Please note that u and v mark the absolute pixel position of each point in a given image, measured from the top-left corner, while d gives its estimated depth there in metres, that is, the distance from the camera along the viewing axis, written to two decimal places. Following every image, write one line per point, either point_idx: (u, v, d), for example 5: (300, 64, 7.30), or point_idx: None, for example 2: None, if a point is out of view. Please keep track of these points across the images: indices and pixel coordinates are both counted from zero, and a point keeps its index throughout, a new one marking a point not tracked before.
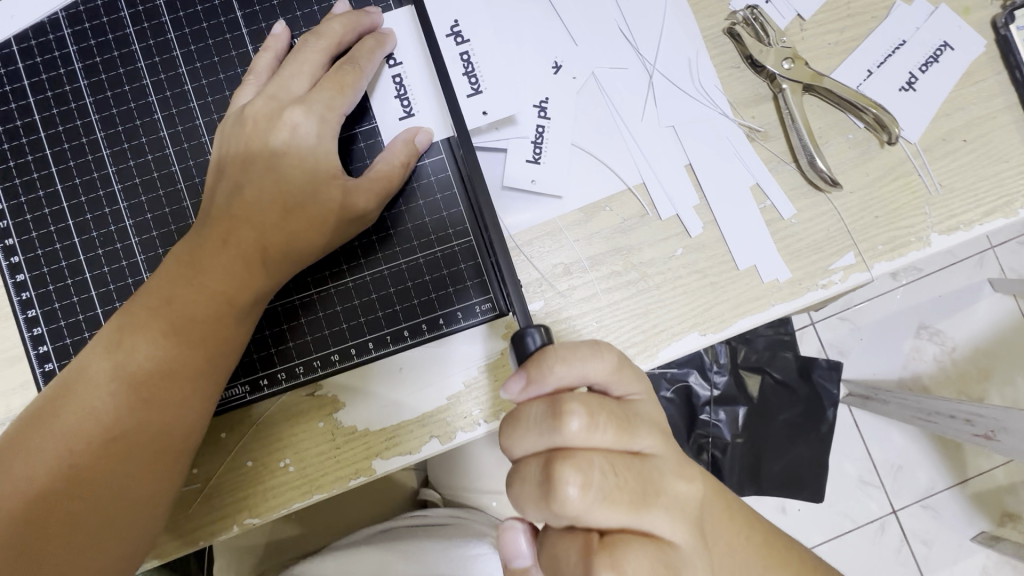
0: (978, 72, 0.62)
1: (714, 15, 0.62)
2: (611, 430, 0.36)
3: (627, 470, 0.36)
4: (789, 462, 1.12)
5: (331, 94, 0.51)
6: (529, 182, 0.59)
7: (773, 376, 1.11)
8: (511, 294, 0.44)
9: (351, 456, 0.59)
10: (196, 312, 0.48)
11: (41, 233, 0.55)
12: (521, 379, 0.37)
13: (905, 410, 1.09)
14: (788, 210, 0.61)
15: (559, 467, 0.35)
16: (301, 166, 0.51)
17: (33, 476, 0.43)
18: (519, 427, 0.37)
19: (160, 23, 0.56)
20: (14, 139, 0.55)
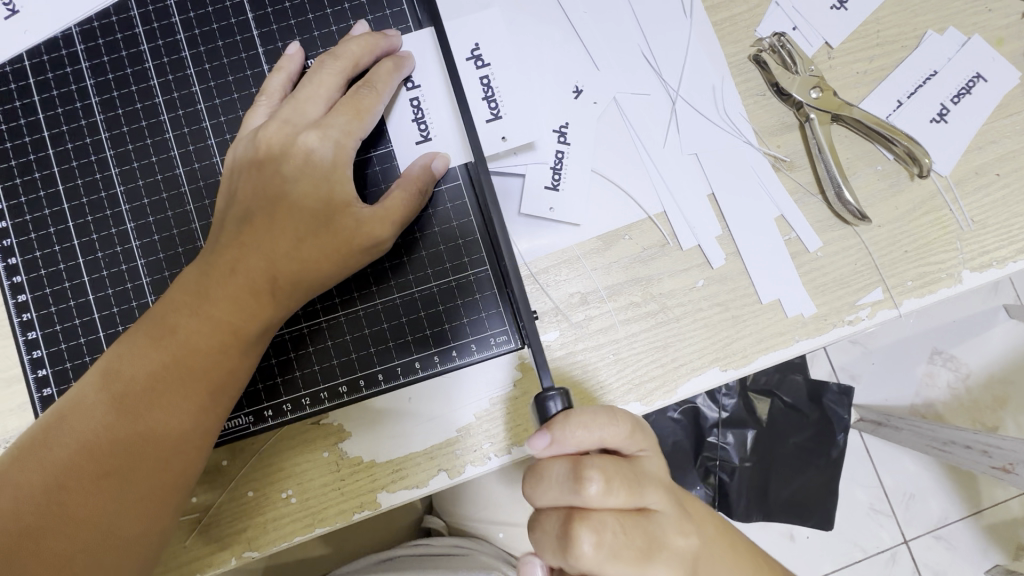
0: (1011, 105, 0.60)
1: (740, 41, 0.60)
2: (624, 492, 0.38)
3: (638, 527, 0.38)
4: (799, 487, 1.08)
5: (347, 120, 0.50)
6: (547, 209, 0.58)
7: (782, 399, 1.08)
8: (527, 326, 0.44)
9: (356, 488, 0.57)
10: (199, 344, 0.46)
11: (45, 253, 0.53)
12: (546, 438, 0.37)
13: (919, 438, 1.06)
14: (814, 242, 0.59)
15: (576, 526, 0.37)
16: (313, 193, 0.49)
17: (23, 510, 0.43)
18: (541, 483, 0.39)
19: (174, 41, 0.55)
20: (21, 155, 0.54)
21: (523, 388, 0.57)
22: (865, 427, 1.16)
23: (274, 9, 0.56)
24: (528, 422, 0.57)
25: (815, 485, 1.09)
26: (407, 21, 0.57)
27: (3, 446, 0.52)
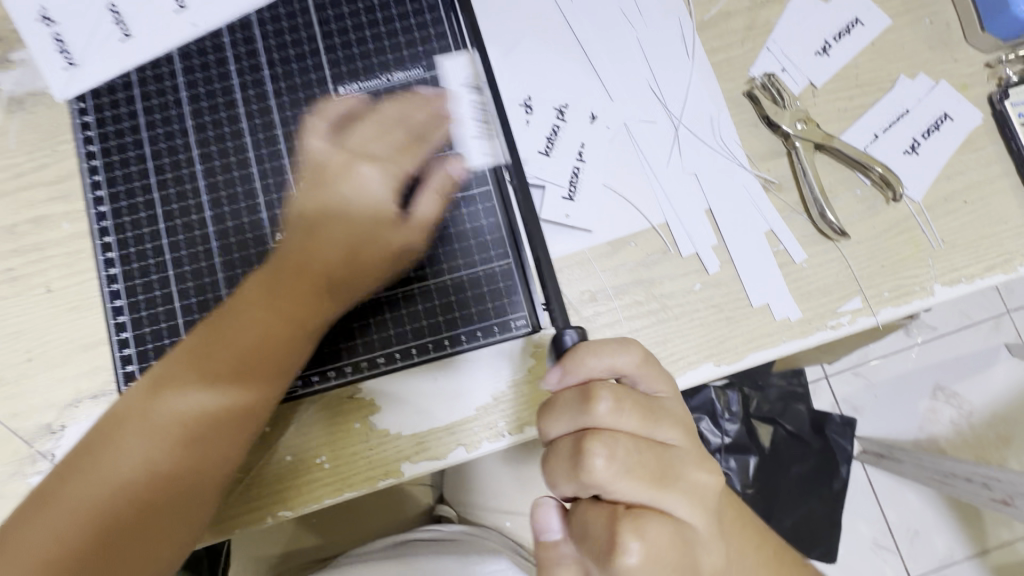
0: (977, 141, 0.68)
1: (736, 79, 0.69)
2: (635, 417, 0.43)
3: (649, 450, 0.42)
4: (799, 516, 1.34)
5: (399, 154, 0.57)
6: (564, 216, 0.66)
7: (784, 428, 1.36)
8: (551, 296, 0.49)
9: (383, 458, 0.64)
10: (264, 340, 0.55)
11: (136, 234, 0.64)
12: (558, 370, 0.44)
13: (922, 470, 1.36)
14: (800, 254, 0.66)
15: (589, 441, 0.41)
16: (366, 207, 0.56)
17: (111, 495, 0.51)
18: (555, 411, 0.44)
19: (258, 65, 0.66)
20: (122, 152, 0.65)
21: (537, 373, 0.64)
22: (868, 456, 1.49)
23: (342, 40, 0.67)
24: (540, 404, 0.64)
25: (816, 514, 1.36)
26: (450, 53, 0.67)
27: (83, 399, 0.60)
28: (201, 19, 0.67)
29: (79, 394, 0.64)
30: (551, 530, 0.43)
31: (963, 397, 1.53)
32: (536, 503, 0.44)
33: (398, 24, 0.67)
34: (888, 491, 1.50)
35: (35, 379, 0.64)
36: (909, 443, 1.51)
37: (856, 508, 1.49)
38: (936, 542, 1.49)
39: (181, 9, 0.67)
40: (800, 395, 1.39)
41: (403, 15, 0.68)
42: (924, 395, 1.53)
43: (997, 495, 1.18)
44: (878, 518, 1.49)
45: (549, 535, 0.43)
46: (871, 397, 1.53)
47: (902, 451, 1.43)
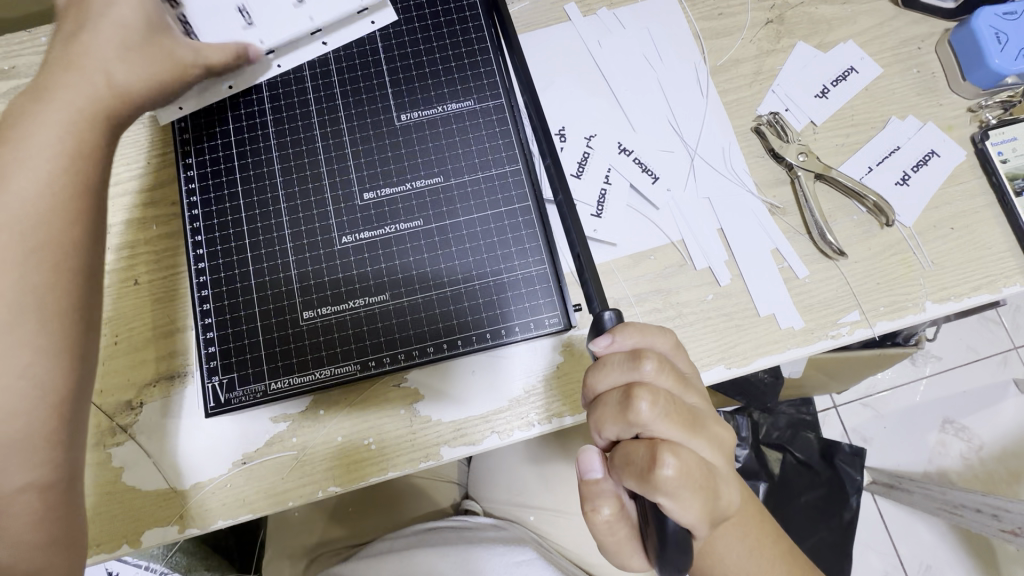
0: (961, 175, 0.77)
1: (744, 116, 0.79)
2: (670, 376, 0.50)
3: (683, 402, 0.49)
4: (812, 543, 1.35)
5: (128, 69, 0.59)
6: (592, 231, 0.74)
7: (794, 456, 1.41)
8: (591, 293, 0.56)
9: (424, 441, 0.71)
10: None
11: (220, 221, 0.70)
12: (607, 338, 0.51)
13: (930, 500, 1.37)
14: (802, 270, 0.74)
15: (638, 390, 0.48)
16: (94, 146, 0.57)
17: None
18: (605, 368, 0.51)
19: (331, 89, 0.74)
20: (212, 151, 0.72)
21: (564, 368, 0.71)
22: (877, 486, 1.52)
23: (403, 73, 0.75)
24: (566, 399, 0.71)
25: (827, 541, 1.36)
26: (498, 85, 0.75)
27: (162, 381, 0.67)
28: (285, 60, 0.74)
29: (158, 374, 0.72)
30: (594, 470, 0.51)
31: (971, 429, 1.56)
32: (582, 450, 0.53)
33: (453, 62, 0.76)
34: (896, 519, 1.53)
35: (120, 360, 0.72)
36: (918, 474, 1.53)
37: (867, 539, 1.51)
38: None
39: (248, 26, 0.70)
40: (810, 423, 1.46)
41: (457, 53, 0.76)
42: (931, 426, 1.57)
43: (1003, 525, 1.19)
44: (887, 547, 1.51)
45: (591, 474, 0.52)
46: (879, 427, 1.57)
47: (911, 480, 1.46)
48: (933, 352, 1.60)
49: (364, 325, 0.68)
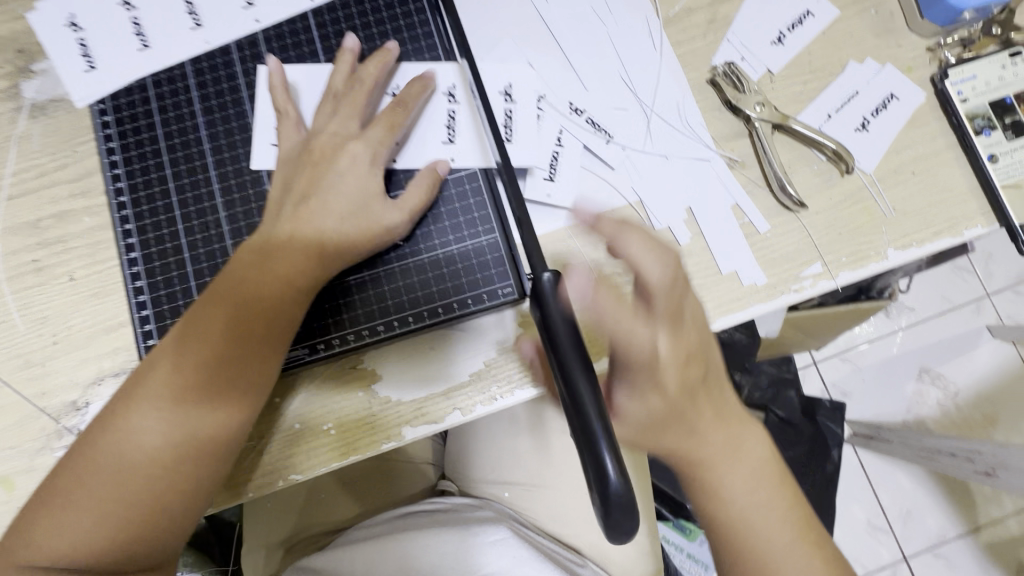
0: (921, 118, 0.75)
1: (699, 68, 0.76)
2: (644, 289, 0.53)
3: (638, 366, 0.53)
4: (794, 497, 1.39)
5: (382, 133, 0.66)
6: (545, 195, 0.72)
7: (776, 414, 1.42)
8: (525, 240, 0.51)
9: (385, 423, 0.68)
10: (262, 294, 0.60)
11: (150, 207, 0.68)
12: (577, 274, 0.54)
13: (909, 447, 1.41)
14: (763, 225, 0.72)
15: (628, 234, 0.53)
16: (357, 186, 0.64)
17: (130, 411, 0.58)
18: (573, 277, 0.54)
19: (261, 63, 0.70)
20: (137, 134, 0.69)
21: (524, 340, 0.69)
22: (858, 439, 1.53)
23: (337, 41, 0.72)
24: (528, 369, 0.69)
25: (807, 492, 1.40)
26: (438, 50, 0.73)
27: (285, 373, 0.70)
28: (214, 37, 0.70)
29: (102, 373, 0.69)
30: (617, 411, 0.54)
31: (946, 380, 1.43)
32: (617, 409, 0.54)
33: (389, 26, 0.73)
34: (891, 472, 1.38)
35: (61, 360, 0.69)
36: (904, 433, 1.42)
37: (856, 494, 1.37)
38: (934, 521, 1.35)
39: (198, 27, 0.70)
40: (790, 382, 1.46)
41: (393, 17, 0.73)
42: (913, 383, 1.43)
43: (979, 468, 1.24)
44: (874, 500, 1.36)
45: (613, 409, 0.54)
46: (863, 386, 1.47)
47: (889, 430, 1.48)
48: (908, 303, 1.61)
49: (322, 304, 0.67)
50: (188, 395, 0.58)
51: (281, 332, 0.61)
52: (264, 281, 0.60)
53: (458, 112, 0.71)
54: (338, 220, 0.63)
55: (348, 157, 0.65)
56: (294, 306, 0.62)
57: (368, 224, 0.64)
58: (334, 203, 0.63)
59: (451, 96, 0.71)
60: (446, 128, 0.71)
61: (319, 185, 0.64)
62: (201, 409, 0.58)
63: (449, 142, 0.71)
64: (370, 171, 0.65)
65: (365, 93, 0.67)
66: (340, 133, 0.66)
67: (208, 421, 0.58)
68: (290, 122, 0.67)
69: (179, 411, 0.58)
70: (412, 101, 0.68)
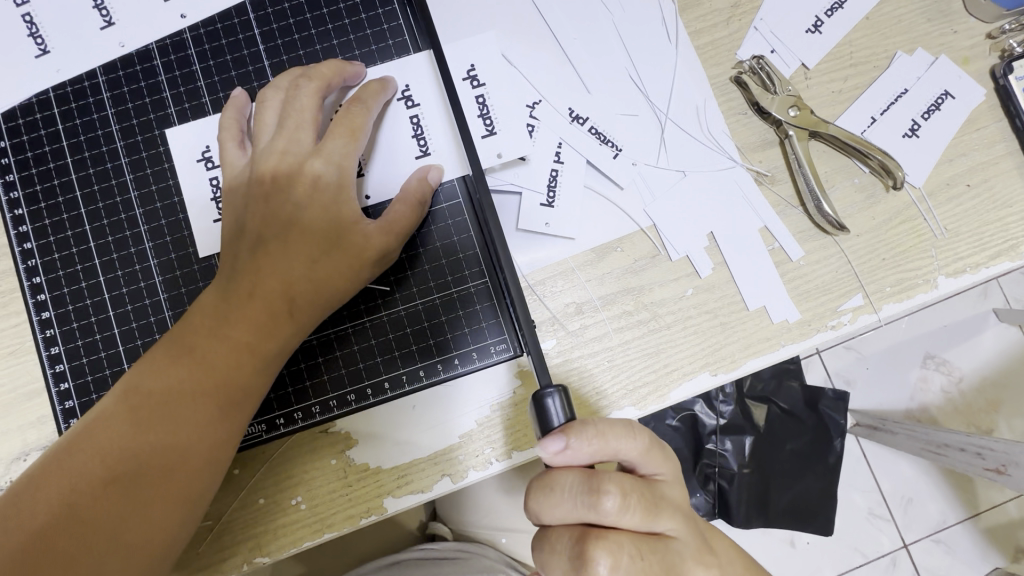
0: (978, 119, 0.64)
1: (722, 63, 0.64)
2: (640, 513, 0.40)
3: (652, 554, 0.41)
4: (798, 492, 1.14)
5: (343, 142, 0.53)
6: (544, 225, 0.61)
7: (778, 406, 1.14)
8: (524, 334, 0.45)
9: (363, 494, 0.58)
10: (217, 360, 0.49)
11: (63, 254, 0.55)
12: (560, 441, 0.39)
13: (914, 442, 1.10)
14: (796, 252, 0.62)
15: (603, 479, 0.40)
16: (323, 214, 0.52)
17: (37, 509, 0.45)
18: (553, 496, 0.41)
19: (190, 70, 0.58)
20: (41, 163, 0.56)
21: (522, 395, 0.59)
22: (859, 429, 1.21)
23: (284, 40, 0.59)
24: (528, 427, 0.58)
25: (812, 492, 1.15)
26: (408, 47, 0.60)
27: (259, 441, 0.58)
28: (131, 38, 0.57)
29: (27, 446, 0.54)
30: None
31: (954, 362, 1.24)
32: None
33: (347, 19, 0.59)
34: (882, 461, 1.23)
35: None
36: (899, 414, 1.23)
37: (852, 478, 1.22)
38: (930, 508, 1.22)
39: (109, 26, 0.57)
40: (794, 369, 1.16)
41: (351, 7, 0.60)
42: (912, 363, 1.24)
43: (989, 464, 0.95)
44: (873, 488, 1.22)
45: None
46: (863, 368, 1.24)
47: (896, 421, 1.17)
48: None
49: (289, 368, 0.58)
50: (120, 488, 0.46)
51: (243, 406, 0.50)
52: (220, 348, 0.49)
53: (423, 115, 0.58)
54: (308, 263, 0.52)
55: (308, 183, 0.52)
56: (258, 375, 0.50)
57: (342, 269, 0.52)
58: (302, 247, 0.52)
59: (409, 100, 0.58)
60: (416, 139, 0.58)
61: (278, 226, 0.52)
62: (134, 506, 0.46)
63: (423, 155, 0.58)
64: (338, 196, 0.53)
65: (313, 97, 0.54)
66: (293, 152, 0.53)
67: (143, 520, 0.46)
68: (231, 143, 0.55)
69: (109, 509, 0.46)
70: (371, 102, 0.55)
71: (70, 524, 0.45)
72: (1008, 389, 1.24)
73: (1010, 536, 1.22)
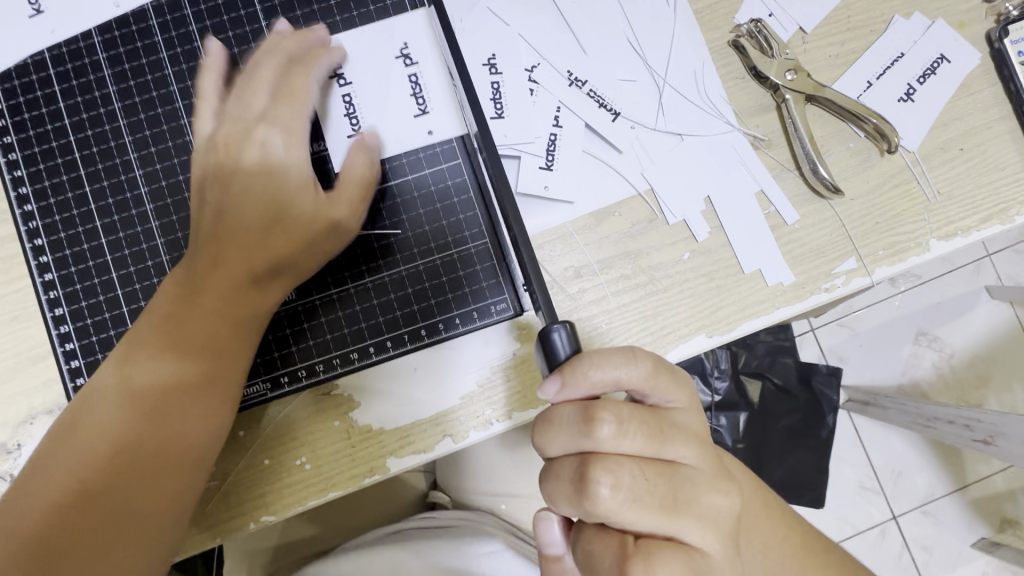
0: (973, 84, 0.65)
1: (720, 27, 0.64)
2: (640, 438, 0.41)
3: (657, 476, 0.41)
4: (791, 466, 1.16)
5: (289, 108, 0.53)
6: (542, 188, 0.61)
7: (773, 383, 1.16)
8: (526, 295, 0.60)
9: (366, 454, 0.59)
10: (200, 330, 0.50)
11: (63, 217, 0.56)
12: (556, 381, 0.40)
13: (905, 415, 1.11)
14: (791, 215, 0.63)
15: (599, 407, 0.40)
16: (276, 181, 0.52)
17: (37, 502, 0.45)
18: (552, 430, 0.42)
19: (187, 31, 0.57)
20: (38, 126, 0.56)
21: (523, 356, 0.60)
22: (853, 404, 1.22)
23: (281, 1, 0.59)
24: (528, 388, 0.59)
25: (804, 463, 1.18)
26: (406, 9, 0.60)
27: (263, 407, 0.59)
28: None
29: (35, 409, 0.54)
30: (555, 543, 0.46)
31: (944, 336, 1.25)
32: (537, 518, 0.46)
33: None
34: (876, 440, 1.25)
35: None
36: (890, 387, 1.24)
37: (843, 452, 1.24)
38: (918, 480, 1.25)
39: None
40: (789, 348, 1.18)
41: None
42: (902, 336, 1.25)
43: (975, 436, 0.98)
44: (863, 460, 1.24)
45: (553, 547, 0.46)
46: (856, 346, 1.25)
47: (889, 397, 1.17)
48: None
49: (291, 326, 0.59)
50: (122, 465, 0.47)
51: (230, 372, 0.52)
52: (194, 315, 0.50)
53: (421, 74, 0.59)
54: (271, 230, 0.52)
55: (256, 147, 0.52)
56: (244, 343, 0.52)
57: (305, 233, 0.52)
58: (258, 213, 0.52)
59: (408, 58, 0.59)
60: (414, 97, 0.59)
61: (234, 194, 0.52)
62: (139, 480, 0.47)
63: (422, 113, 0.59)
64: (286, 161, 0.53)
65: (268, 69, 0.54)
66: (243, 118, 0.53)
67: (155, 489, 0.47)
68: (205, 107, 0.55)
69: (112, 488, 0.46)
70: (313, 71, 0.55)
71: (76, 506, 0.45)
72: (997, 363, 1.26)
73: (993, 503, 1.25)
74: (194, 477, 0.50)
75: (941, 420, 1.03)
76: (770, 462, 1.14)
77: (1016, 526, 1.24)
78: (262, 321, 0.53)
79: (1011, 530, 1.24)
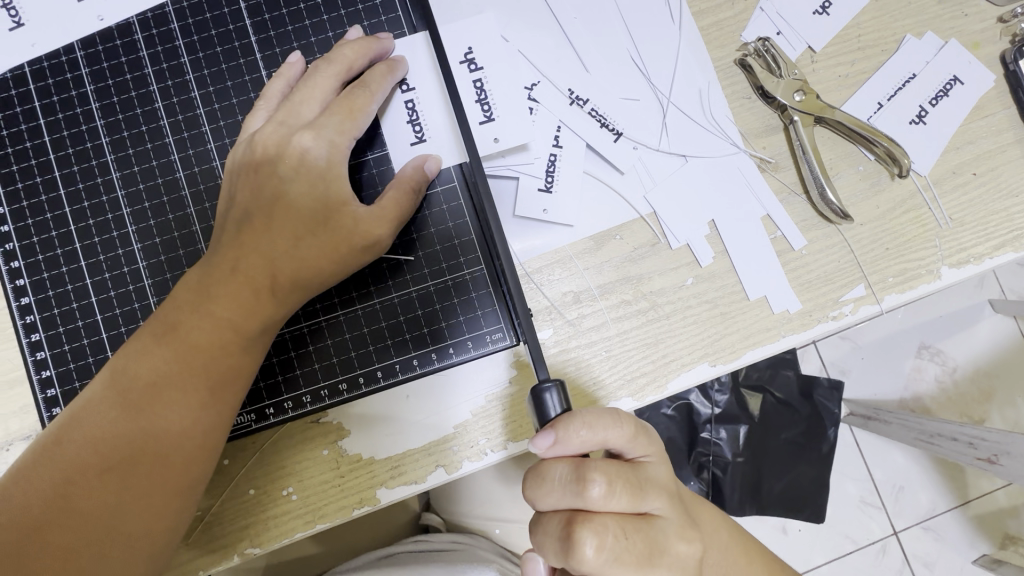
0: (987, 106, 0.63)
1: (726, 46, 0.62)
2: (626, 496, 0.39)
3: (637, 532, 0.39)
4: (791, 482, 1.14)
5: (340, 120, 0.51)
6: (542, 211, 0.59)
7: (773, 395, 1.13)
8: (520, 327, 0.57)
9: (356, 485, 0.57)
10: (202, 340, 0.48)
11: (42, 238, 0.53)
12: (550, 437, 0.38)
13: (907, 431, 1.08)
14: (799, 240, 0.61)
15: (590, 467, 0.39)
16: (311, 193, 0.50)
17: (29, 505, 0.43)
18: (545, 485, 0.40)
19: (173, 46, 0.55)
20: (16, 143, 0.54)
21: (519, 384, 0.57)
22: (855, 418, 1.19)
23: (271, 15, 0.56)
24: (524, 418, 0.57)
25: (805, 480, 1.15)
26: (402, 26, 0.57)
27: (248, 436, 0.56)
28: (111, 12, 0.55)
29: (10, 436, 0.52)
30: None
31: (949, 353, 1.23)
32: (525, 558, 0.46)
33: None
34: (876, 451, 1.22)
35: None
36: (894, 405, 1.22)
37: (845, 467, 1.22)
38: (921, 498, 1.22)
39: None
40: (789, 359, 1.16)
41: None
42: (907, 354, 1.23)
43: (979, 455, 0.94)
44: (866, 478, 1.22)
45: None
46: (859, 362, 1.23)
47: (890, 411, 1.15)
48: None
49: (278, 354, 0.56)
50: (114, 477, 0.45)
51: (230, 389, 0.48)
52: (203, 325, 0.48)
53: (418, 100, 0.56)
54: (294, 244, 0.50)
55: (297, 157, 0.50)
56: (246, 359, 0.49)
57: (329, 254, 0.50)
58: (288, 225, 0.50)
59: (404, 84, 0.56)
60: (411, 125, 0.56)
61: (265, 200, 0.50)
62: (129, 496, 0.45)
63: (419, 142, 0.56)
64: (326, 174, 0.51)
65: (329, 78, 0.52)
66: (288, 123, 0.51)
67: (143, 508, 0.45)
68: (260, 108, 0.53)
69: (103, 500, 0.44)
70: (375, 85, 0.52)
71: (68, 516, 0.44)
72: (1002, 380, 1.24)
73: (997, 522, 1.23)
74: (183, 499, 0.47)
75: (944, 437, 1.00)
76: (771, 481, 1.12)
77: (1017, 543, 1.22)
78: (269, 335, 0.50)
79: (1012, 547, 1.22)
